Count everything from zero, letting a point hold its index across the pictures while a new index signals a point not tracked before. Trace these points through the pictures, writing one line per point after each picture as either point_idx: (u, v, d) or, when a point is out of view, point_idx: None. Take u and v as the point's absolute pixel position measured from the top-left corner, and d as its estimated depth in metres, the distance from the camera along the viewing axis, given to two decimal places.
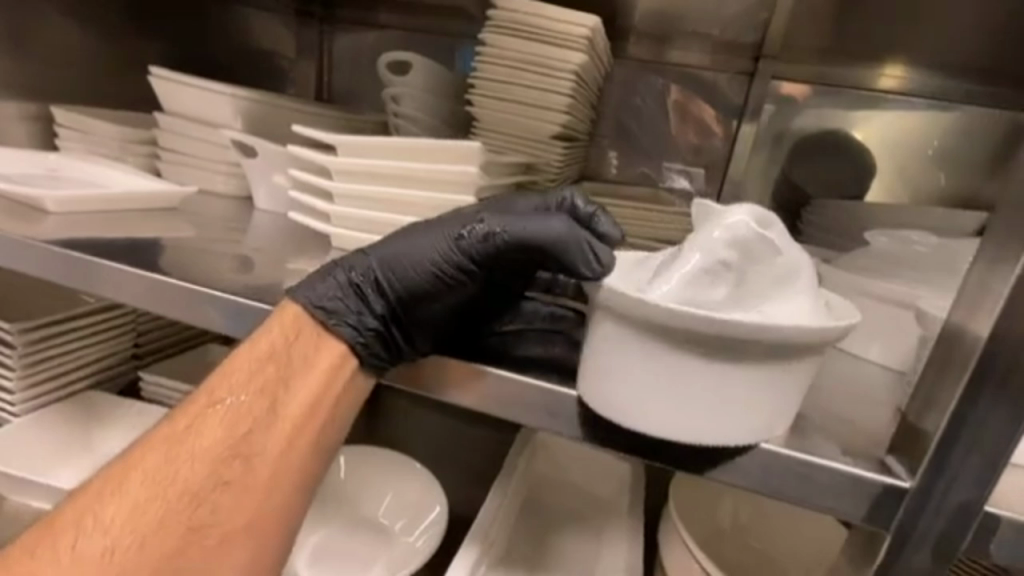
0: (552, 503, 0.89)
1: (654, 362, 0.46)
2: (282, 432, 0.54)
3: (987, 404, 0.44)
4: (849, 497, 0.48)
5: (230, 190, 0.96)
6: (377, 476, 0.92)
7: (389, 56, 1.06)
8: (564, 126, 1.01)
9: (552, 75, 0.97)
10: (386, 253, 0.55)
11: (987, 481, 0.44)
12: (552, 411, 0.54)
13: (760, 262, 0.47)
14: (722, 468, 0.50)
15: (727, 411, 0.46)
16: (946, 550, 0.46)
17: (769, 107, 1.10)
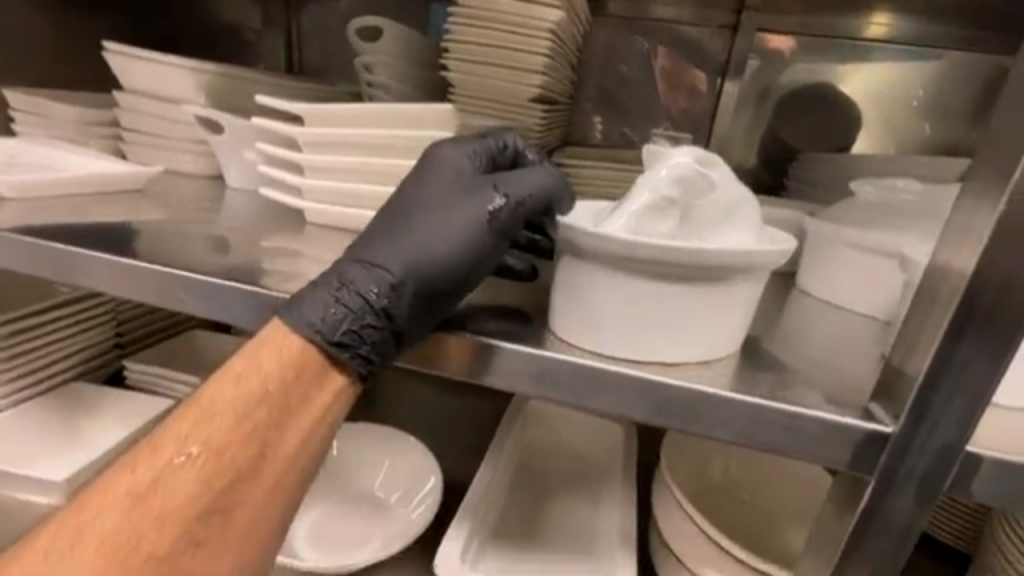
0: (547, 467, 0.90)
1: (642, 297, 0.51)
2: (267, 483, 0.53)
3: (969, 346, 0.43)
4: (834, 445, 0.48)
5: (200, 170, 0.93)
6: (371, 451, 0.93)
7: (358, 21, 1.02)
8: (542, 88, 0.98)
9: (532, 34, 0.93)
10: (396, 263, 0.52)
11: (969, 421, 0.45)
12: (540, 377, 0.53)
13: (712, 198, 0.52)
14: (710, 423, 0.50)
15: (728, 325, 0.54)
16: (930, 490, 0.47)
17: (752, 62, 1.08)
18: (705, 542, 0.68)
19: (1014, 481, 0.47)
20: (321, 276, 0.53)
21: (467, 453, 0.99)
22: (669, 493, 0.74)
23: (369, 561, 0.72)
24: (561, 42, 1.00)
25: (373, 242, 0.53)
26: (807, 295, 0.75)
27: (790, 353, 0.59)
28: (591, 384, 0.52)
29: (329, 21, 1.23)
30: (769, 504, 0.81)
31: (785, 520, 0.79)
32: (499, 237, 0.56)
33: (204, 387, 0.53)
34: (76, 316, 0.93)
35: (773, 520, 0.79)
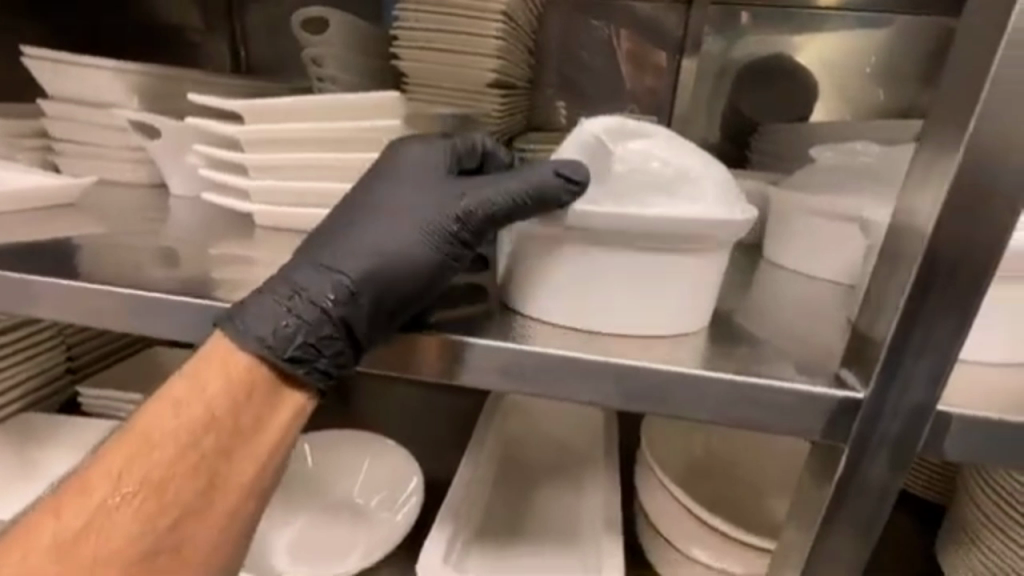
0: (532, 458, 0.89)
1: (591, 267, 0.52)
2: (218, 514, 0.50)
3: (935, 305, 0.43)
4: (806, 416, 0.48)
5: (142, 179, 0.88)
6: (347, 458, 0.90)
7: (303, 13, 0.99)
8: (498, 72, 1.01)
9: (483, 18, 0.96)
10: (355, 272, 0.49)
11: (938, 380, 0.45)
12: (507, 369, 0.51)
13: (623, 165, 0.52)
14: (681, 404, 0.49)
15: (696, 293, 0.54)
16: (902, 452, 0.47)
17: (709, 37, 1.07)
18: (687, 517, 0.69)
19: (982, 437, 0.47)
20: (268, 285, 0.49)
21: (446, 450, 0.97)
22: (652, 473, 0.74)
23: (362, 563, 0.73)
24: (516, 25, 1.02)
25: (326, 246, 0.50)
26: (777, 266, 0.75)
27: (761, 325, 0.58)
28: (562, 372, 0.50)
29: (274, 14, 1.18)
30: (753, 473, 0.82)
31: (768, 487, 0.80)
32: (468, 245, 0.52)
33: (141, 415, 0.50)
34: (25, 342, 0.88)
35: (757, 489, 0.80)
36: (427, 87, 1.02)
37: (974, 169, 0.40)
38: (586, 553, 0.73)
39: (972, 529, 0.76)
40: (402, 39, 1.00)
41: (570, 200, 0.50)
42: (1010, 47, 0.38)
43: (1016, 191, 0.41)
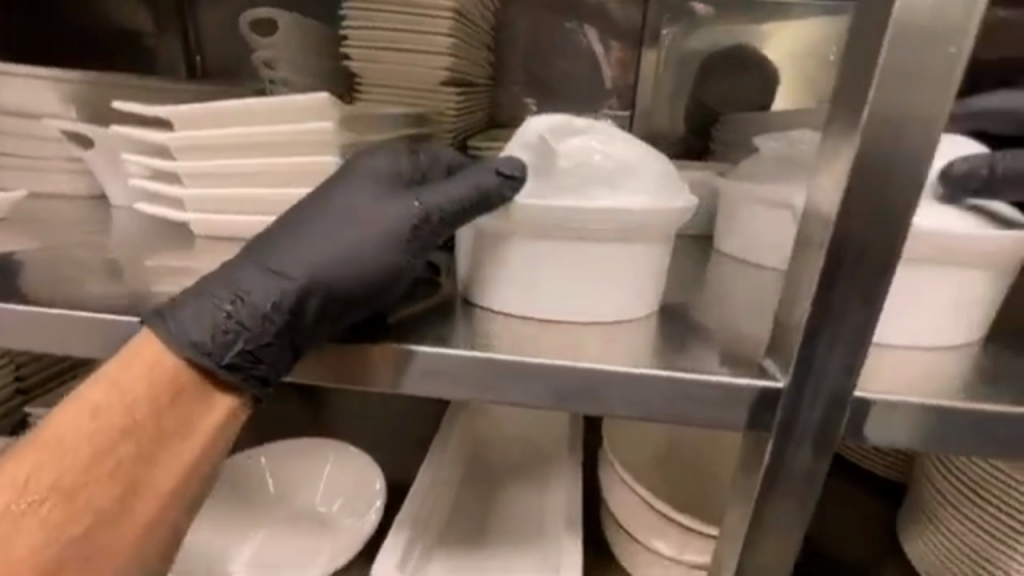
0: (495, 460, 0.89)
1: (536, 262, 0.51)
2: (135, 522, 0.48)
3: (843, 290, 0.44)
4: (729, 407, 0.48)
5: (82, 191, 0.85)
6: (308, 467, 0.88)
7: (251, 14, 0.96)
8: (451, 70, 1.00)
9: (433, 15, 0.95)
10: (299, 278, 0.47)
11: (853, 367, 0.45)
12: (426, 371, 0.49)
13: (569, 160, 0.49)
14: (604, 403, 0.48)
15: (641, 282, 0.52)
16: (824, 439, 0.47)
17: (667, 32, 1.08)
18: (646, 511, 0.70)
19: (897, 421, 0.48)
20: (209, 285, 0.47)
21: (409, 452, 0.95)
22: (612, 471, 0.74)
23: (329, 568, 0.72)
24: (468, 22, 1.01)
25: (275, 248, 0.48)
26: (727, 256, 0.75)
27: (702, 317, 0.58)
28: (488, 375, 0.48)
29: (225, 17, 1.15)
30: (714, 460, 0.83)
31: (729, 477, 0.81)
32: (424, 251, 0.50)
33: (56, 417, 0.48)
34: None
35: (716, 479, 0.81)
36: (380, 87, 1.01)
37: (872, 155, 0.41)
38: (545, 550, 0.73)
39: (930, 509, 0.79)
40: (353, 38, 0.98)
41: (510, 193, 0.48)
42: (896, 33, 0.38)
43: (914, 175, 0.41)
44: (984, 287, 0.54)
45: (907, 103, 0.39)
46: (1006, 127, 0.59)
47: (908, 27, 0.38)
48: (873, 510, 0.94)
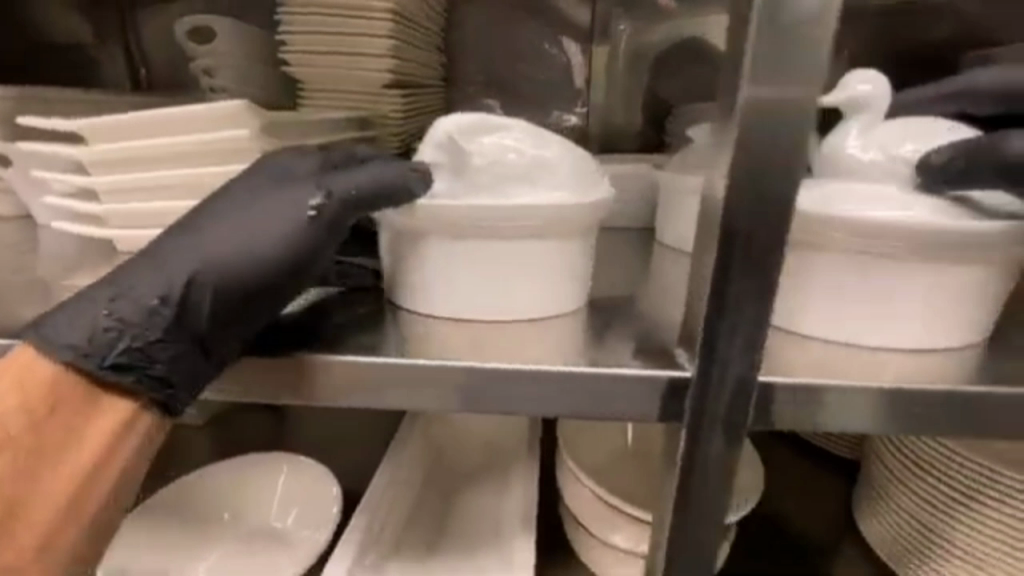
0: (453, 463, 0.88)
1: (457, 263, 0.50)
2: (21, 542, 0.47)
3: (738, 279, 0.45)
4: (640, 398, 0.47)
5: (8, 210, 0.82)
6: (260, 481, 0.86)
7: (187, 22, 0.94)
8: (393, 71, 0.98)
9: (372, 17, 0.93)
10: (189, 270, 0.45)
11: (754, 353, 0.46)
12: (347, 381, 0.48)
13: (482, 158, 0.49)
14: (516, 401, 0.47)
15: (564, 279, 0.53)
16: (735, 427, 0.48)
17: (621, 28, 1.10)
18: (601, 503, 0.70)
19: (808, 402, 0.48)
20: (95, 285, 0.46)
21: (366, 459, 0.94)
22: (571, 471, 0.74)
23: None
24: (411, 23, 0.99)
25: (167, 243, 0.47)
26: (665, 247, 0.76)
27: (636, 309, 0.59)
28: (400, 381, 0.48)
29: (165, 25, 1.12)
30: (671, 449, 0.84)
31: None
32: (325, 237, 0.49)
33: None
34: None
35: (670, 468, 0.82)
36: (320, 92, 0.99)
37: (750, 139, 0.43)
38: (500, 550, 0.73)
39: (880, 485, 0.81)
40: (292, 43, 0.96)
41: (422, 188, 0.48)
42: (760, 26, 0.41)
43: (794, 160, 0.44)
44: (965, 282, 0.51)
45: (780, 88, 0.42)
46: (988, 107, 0.60)
47: (769, 20, 0.41)
48: (829, 487, 0.96)
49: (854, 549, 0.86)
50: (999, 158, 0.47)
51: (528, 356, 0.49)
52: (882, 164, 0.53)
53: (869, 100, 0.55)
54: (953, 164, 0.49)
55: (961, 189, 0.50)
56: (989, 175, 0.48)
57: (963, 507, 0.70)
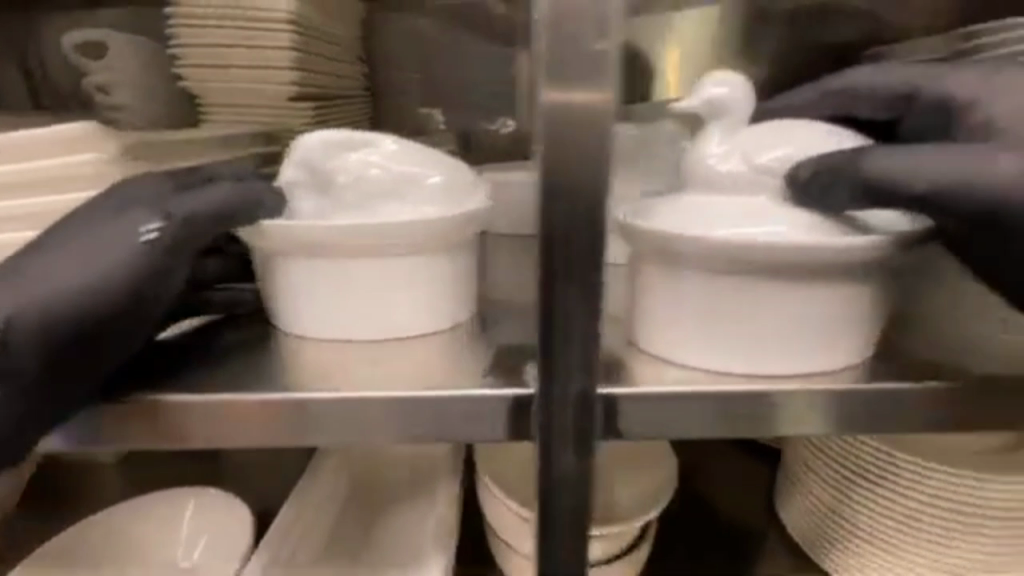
0: (375, 482, 0.85)
1: (315, 277, 0.47)
2: None
3: (563, 288, 0.44)
4: (483, 419, 0.45)
5: None
6: (161, 513, 0.82)
7: (72, 35, 0.89)
8: (299, 83, 0.93)
9: (270, 28, 0.89)
10: (16, 306, 0.41)
11: (590, 362, 0.45)
12: (182, 421, 0.45)
13: (346, 175, 0.47)
14: (357, 431, 0.45)
15: (439, 296, 0.49)
16: (585, 440, 0.46)
17: None
18: (513, 514, 0.69)
19: (659, 408, 0.47)
20: None
21: (282, 481, 0.90)
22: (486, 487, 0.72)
23: None
24: (317, 33, 0.95)
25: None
26: None
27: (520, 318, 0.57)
28: (231, 417, 0.45)
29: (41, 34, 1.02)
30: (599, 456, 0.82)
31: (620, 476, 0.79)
32: (173, 262, 0.44)
33: None
34: None
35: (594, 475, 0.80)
36: (226, 107, 0.94)
37: (553, 148, 0.43)
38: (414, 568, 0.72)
39: (793, 474, 0.84)
40: (187, 56, 0.92)
41: (278, 206, 0.46)
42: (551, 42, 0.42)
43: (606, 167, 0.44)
44: (831, 300, 0.47)
45: (580, 97, 0.43)
46: (880, 111, 0.54)
47: (556, 36, 0.42)
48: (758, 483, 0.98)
49: (777, 542, 0.86)
50: (857, 175, 0.45)
51: (381, 377, 0.46)
52: (748, 175, 0.49)
53: (725, 105, 0.53)
54: (821, 177, 0.46)
55: (843, 206, 0.46)
56: (847, 195, 0.46)
57: (860, 487, 0.74)
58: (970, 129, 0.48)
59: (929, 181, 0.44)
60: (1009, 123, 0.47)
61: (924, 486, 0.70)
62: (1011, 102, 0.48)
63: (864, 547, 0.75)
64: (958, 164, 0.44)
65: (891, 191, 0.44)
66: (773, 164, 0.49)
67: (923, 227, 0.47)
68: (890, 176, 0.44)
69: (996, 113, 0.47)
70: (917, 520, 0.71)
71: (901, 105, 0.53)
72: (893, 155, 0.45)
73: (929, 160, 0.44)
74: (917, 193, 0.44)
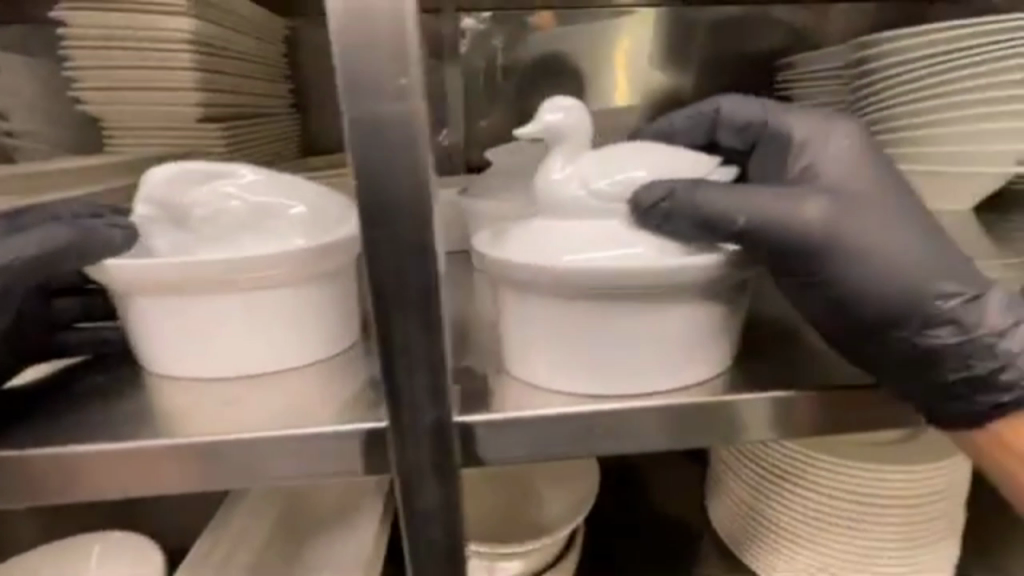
0: (308, 516, 0.80)
1: (172, 314, 0.47)
2: None
3: (402, 319, 0.41)
4: (340, 453, 0.44)
5: None
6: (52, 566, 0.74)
7: None
8: (207, 104, 0.85)
9: (168, 47, 0.81)
10: None
11: (439, 394, 0.43)
12: (34, 478, 0.44)
13: (202, 211, 0.46)
14: (216, 471, 0.44)
15: (309, 327, 0.49)
16: (447, 470, 0.44)
17: (498, 42, 1.10)
18: None
19: (521, 434, 0.45)
20: None
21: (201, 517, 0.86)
22: None
23: None
24: (222, 49, 0.87)
25: None
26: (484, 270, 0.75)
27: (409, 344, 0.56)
28: (83, 468, 0.44)
29: None
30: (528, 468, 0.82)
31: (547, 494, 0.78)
32: None
33: None
34: None
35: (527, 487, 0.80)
36: (134, 133, 0.88)
37: (366, 189, 0.39)
38: None
39: (714, 474, 0.86)
40: (83, 79, 0.85)
41: (123, 242, 0.44)
42: (342, 75, 0.37)
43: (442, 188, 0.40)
44: (687, 320, 0.46)
45: (382, 138, 0.38)
46: (739, 141, 0.56)
47: (348, 66, 0.36)
48: (692, 484, 0.98)
49: (709, 544, 0.86)
50: (693, 210, 0.44)
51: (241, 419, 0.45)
52: (590, 203, 0.46)
53: (561, 132, 0.49)
54: (659, 208, 0.45)
55: (671, 236, 0.45)
56: (687, 227, 0.45)
57: (770, 489, 0.76)
58: (800, 172, 0.51)
59: (750, 218, 0.45)
60: (828, 174, 0.50)
61: (819, 479, 0.73)
62: (834, 148, 0.51)
63: (780, 541, 0.76)
64: (774, 206, 0.46)
65: (720, 224, 0.45)
66: (613, 190, 0.46)
67: (744, 252, 0.46)
68: (719, 210, 0.45)
69: (820, 161, 0.51)
70: (827, 514, 0.73)
71: (753, 137, 0.55)
72: (722, 190, 0.46)
73: (753, 198, 0.46)
74: (738, 229, 0.45)
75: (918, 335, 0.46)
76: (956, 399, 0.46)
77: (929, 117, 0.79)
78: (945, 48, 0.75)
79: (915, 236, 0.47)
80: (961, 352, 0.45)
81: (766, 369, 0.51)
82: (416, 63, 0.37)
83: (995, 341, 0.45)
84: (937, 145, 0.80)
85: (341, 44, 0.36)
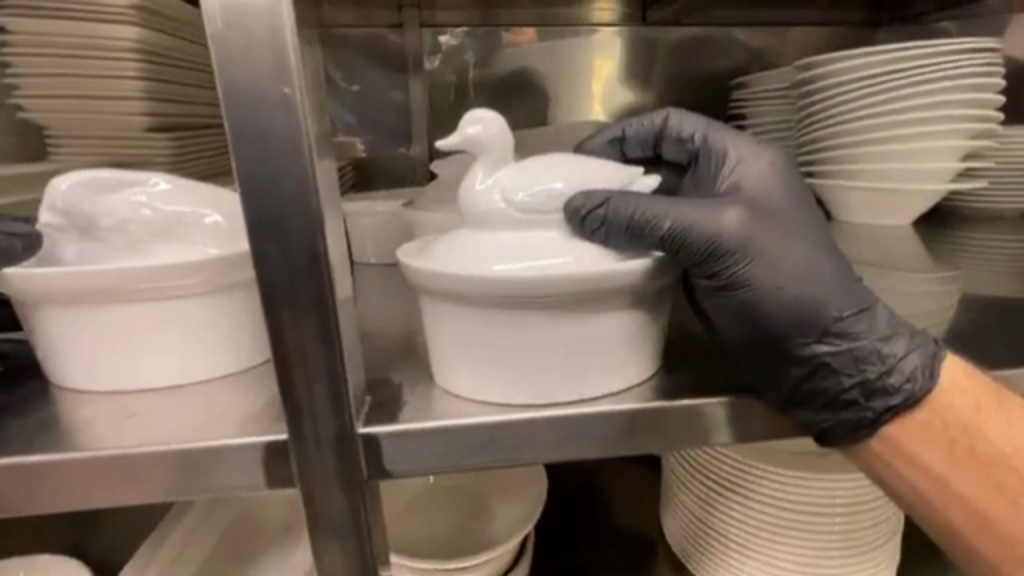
0: (250, 536, 0.77)
1: (81, 325, 0.46)
2: None
3: (296, 327, 0.41)
4: (243, 470, 0.43)
5: None
6: None
7: None
8: (153, 113, 0.83)
9: (113, 57, 0.78)
10: None
11: (341, 403, 0.42)
12: None
13: (111, 221, 0.46)
14: (119, 488, 0.42)
15: (223, 339, 0.49)
16: (352, 484, 0.44)
17: (470, 56, 1.11)
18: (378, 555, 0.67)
19: (435, 446, 0.45)
20: None
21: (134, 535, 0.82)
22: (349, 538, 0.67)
23: None
24: (167, 58, 0.85)
25: None
26: None
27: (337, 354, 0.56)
28: None
29: None
30: (485, 481, 0.81)
31: (493, 508, 0.78)
32: None
33: None
34: None
35: (481, 500, 0.80)
36: (79, 142, 0.84)
37: (253, 201, 0.38)
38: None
39: (665, 479, 0.86)
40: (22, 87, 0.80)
41: (23, 250, 0.44)
42: (224, 91, 0.36)
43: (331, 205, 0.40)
44: (609, 333, 0.47)
45: (269, 152, 0.38)
46: (681, 154, 0.56)
47: (228, 78, 0.36)
48: (648, 496, 0.98)
49: (662, 559, 0.85)
50: (624, 217, 0.45)
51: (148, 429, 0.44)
52: (516, 216, 0.47)
53: (480, 143, 0.49)
54: (595, 214, 0.45)
55: (602, 242, 0.46)
56: (618, 235, 0.45)
57: (716, 503, 0.76)
58: (721, 186, 0.52)
59: (676, 222, 0.46)
60: (748, 185, 0.51)
61: (770, 488, 0.72)
62: (755, 168, 0.52)
63: (727, 552, 0.75)
64: (697, 215, 0.47)
65: (646, 231, 0.45)
66: (535, 201, 0.47)
67: (671, 258, 0.48)
68: (646, 217, 0.45)
69: (745, 176, 0.52)
70: (774, 524, 0.72)
71: (692, 151, 0.55)
72: (649, 198, 0.47)
73: (677, 207, 0.47)
74: (664, 233, 0.46)
75: (817, 342, 0.48)
76: (852, 405, 0.48)
77: (860, 137, 0.82)
78: (877, 73, 0.78)
79: (816, 246, 0.49)
80: (850, 361, 0.47)
81: (690, 376, 0.52)
82: (298, 74, 0.37)
83: (881, 346, 0.47)
84: (871, 163, 0.83)
85: (219, 55, 0.36)
